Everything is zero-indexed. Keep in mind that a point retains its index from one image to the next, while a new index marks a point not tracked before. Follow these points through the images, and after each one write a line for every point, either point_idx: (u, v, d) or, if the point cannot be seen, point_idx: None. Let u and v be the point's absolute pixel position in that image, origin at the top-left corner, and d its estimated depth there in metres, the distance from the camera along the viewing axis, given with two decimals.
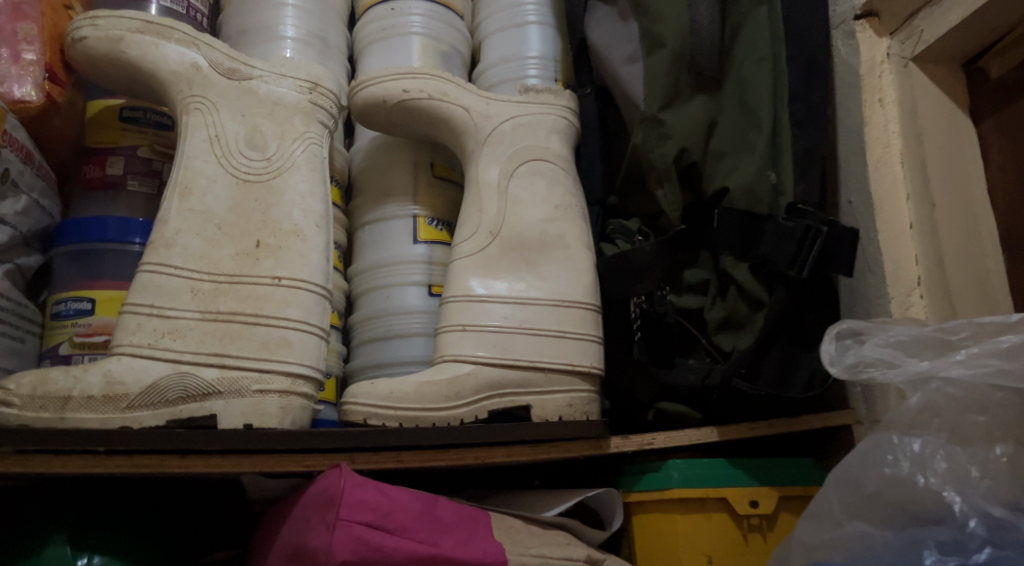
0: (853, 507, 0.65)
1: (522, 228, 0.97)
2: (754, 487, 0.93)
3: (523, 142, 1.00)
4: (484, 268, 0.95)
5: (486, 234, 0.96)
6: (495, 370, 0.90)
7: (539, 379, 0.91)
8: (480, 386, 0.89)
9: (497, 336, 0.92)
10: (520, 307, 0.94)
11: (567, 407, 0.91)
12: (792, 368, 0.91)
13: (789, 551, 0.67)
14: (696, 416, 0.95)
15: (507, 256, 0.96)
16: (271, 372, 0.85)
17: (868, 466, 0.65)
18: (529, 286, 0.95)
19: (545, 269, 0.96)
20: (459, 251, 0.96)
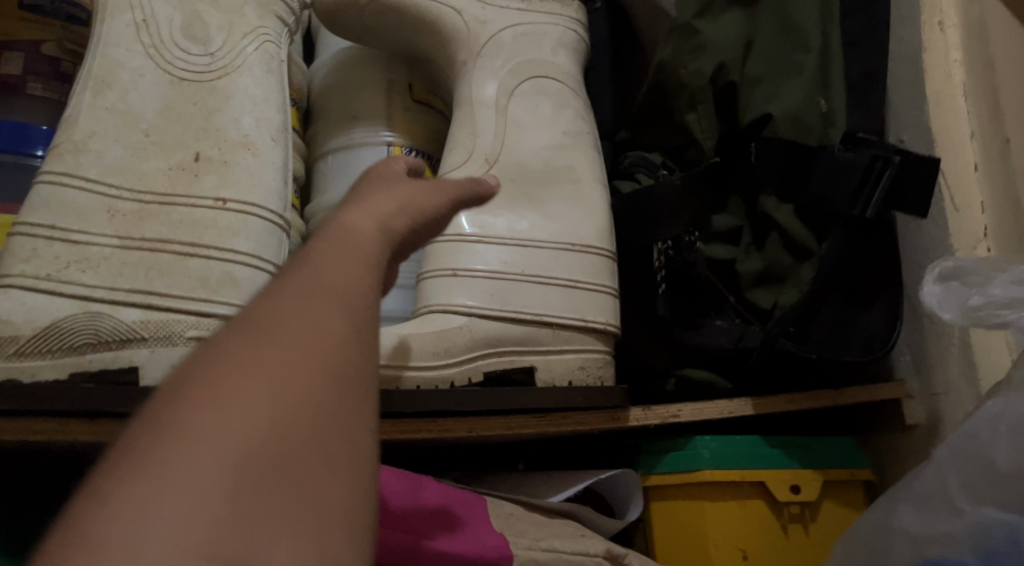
0: (977, 488, 0.50)
1: (525, 156, 0.80)
2: (795, 470, 0.78)
3: (525, 55, 0.83)
4: (480, 201, 0.77)
5: (483, 161, 0.79)
6: (494, 324, 0.73)
7: (546, 337, 0.74)
8: (475, 342, 0.72)
9: (495, 284, 0.74)
10: (523, 249, 0.76)
11: (579, 370, 0.74)
12: (845, 328, 0.77)
13: (892, 546, 0.54)
14: (727, 386, 0.80)
15: (508, 189, 0.78)
16: (210, 315, 0.67)
17: (996, 440, 0.50)
18: (533, 226, 0.77)
19: (552, 206, 0.79)
20: (448, 182, 0.78)
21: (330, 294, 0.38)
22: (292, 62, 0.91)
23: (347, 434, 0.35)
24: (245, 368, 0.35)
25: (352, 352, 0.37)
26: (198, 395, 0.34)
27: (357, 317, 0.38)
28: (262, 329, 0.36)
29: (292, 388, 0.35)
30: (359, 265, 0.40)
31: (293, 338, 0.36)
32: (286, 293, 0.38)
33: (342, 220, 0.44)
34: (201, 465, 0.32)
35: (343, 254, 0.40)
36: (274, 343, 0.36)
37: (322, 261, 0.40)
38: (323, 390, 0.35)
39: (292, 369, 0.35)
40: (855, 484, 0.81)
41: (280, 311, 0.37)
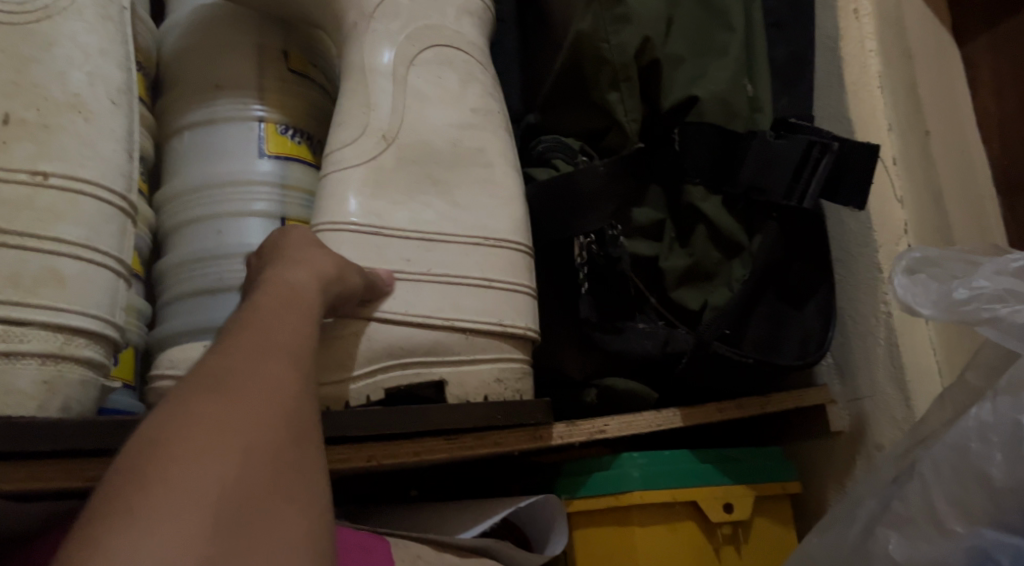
0: (972, 508, 0.44)
1: (428, 137, 0.68)
2: (728, 486, 0.71)
3: (426, 20, 0.72)
4: (375, 184, 0.65)
5: (379, 139, 0.67)
6: (400, 331, 0.61)
7: (459, 345, 0.63)
8: (374, 352, 0.61)
9: (396, 285, 0.62)
10: (429, 244, 0.65)
11: (495, 383, 0.64)
12: (778, 329, 0.71)
13: None
14: (653, 395, 0.73)
15: (409, 173, 0.67)
16: (25, 324, 0.51)
17: (992, 453, 0.44)
18: (439, 215, 0.66)
19: (460, 194, 0.68)
20: (335, 165, 0.66)
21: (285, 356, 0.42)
22: (137, 17, 0.74)
23: (310, 466, 0.40)
24: (220, 414, 0.38)
25: (303, 408, 0.41)
26: (178, 436, 0.36)
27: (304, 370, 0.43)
28: (231, 384, 0.39)
29: (266, 424, 0.38)
30: (300, 330, 0.45)
31: (255, 387, 0.40)
32: (243, 354, 0.41)
33: (275, 285, 0.50)
34: (193, 494, 0.34)
35: (292, 309, 0.47)
36: (240, 393, 0.39)
37: (267, 326, 0.44)
38: (285, 431, 0.39)
39: (260, 422, 0.38)
40: (784, 497, 0.75)
41: (241, 362, 0.41)
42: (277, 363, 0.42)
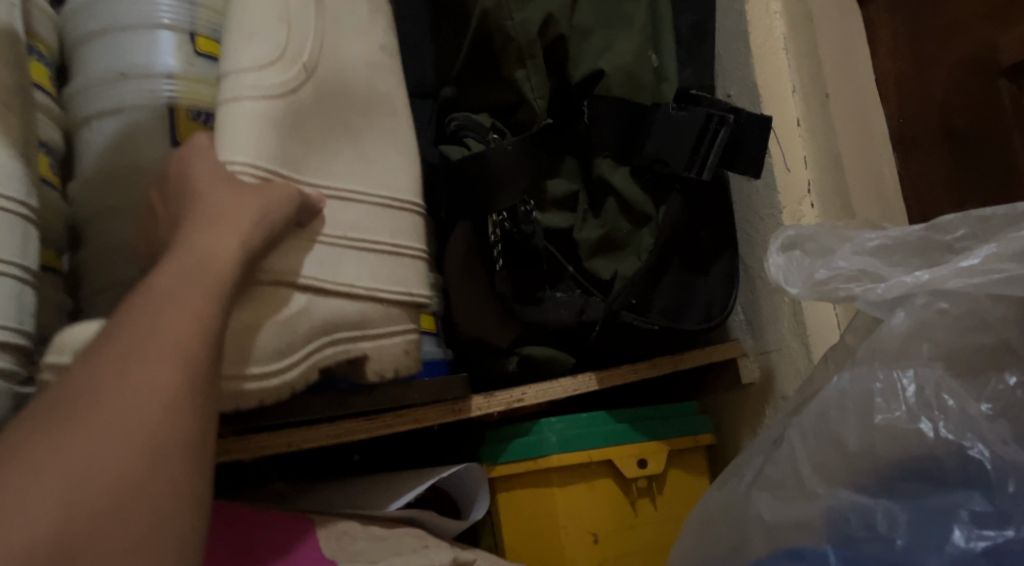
0: (833, 471, 0.48)
1: (338, 90, 0.65)
2: (642, 443, 0.75)
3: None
4: (293, 131, 0.60)
5: (290, 76, 0.60)
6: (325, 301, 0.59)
7: (377, 317, 0.62)
8: (314, 331, 0.58)
9: (316, 249, 0.59)
10: (348, 207, 0.63)
11: (405, 355, 0.65)
12: (686, 294, 0.74)
13: (749, 536, 0.51)
14: (571, 362, 0.77)
15: (324, 127, 0.63)
16: None
17: (843, 413, 0.49)
18: (354, 173, 0.64)
19: (371, 154, 0.66)
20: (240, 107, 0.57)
21: (161, 361, 0.41)
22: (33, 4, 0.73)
23: (168, 472, 0.39)
24: (61, 445, 0.37)
25: (171, 424, 0.39)
26: (15, 469, 0.36)
27: (189, 365, 0.41)
28: (83, 408, 0.38)
29: (114, 451, 0.38)
30: (193, 320, 0.43)
31: (109, 408, 0.39)
32: (109, 368, 0.40)
33: (202, 242, 0.48)
34: (12, 538, 0.34)
35: (197, 284, 0.45)
36: (92, 416, 0.38)
37: (152, 325, 0.42)
38: (138, 455, 0.38)
39: (108, 450, 0.37)
40: (700, 449, 0.79)
41: (103, 374, 0.40)
42: (152, 360, 0.41)
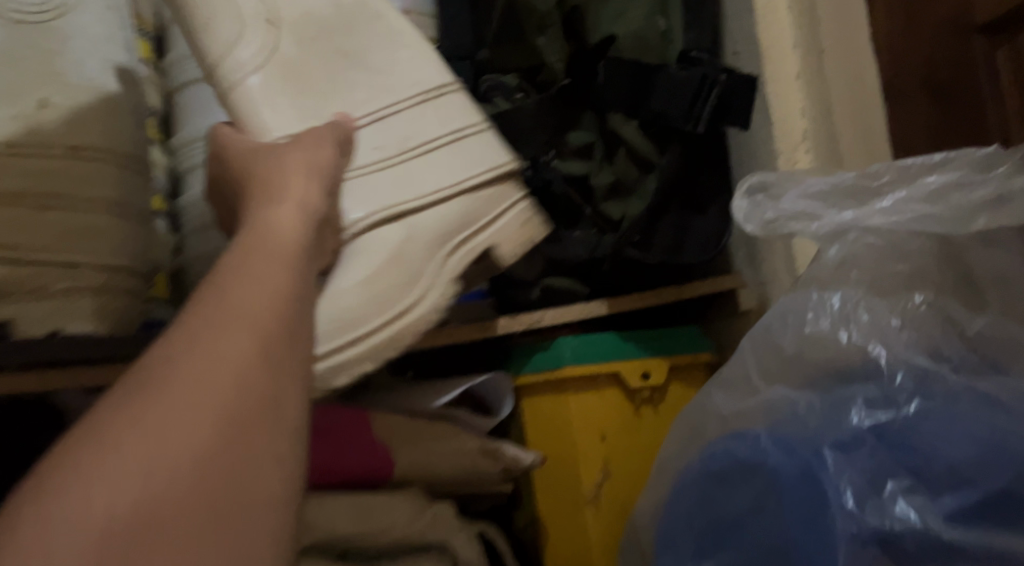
0: (771, 371, 0.60)
1: (314, 26, 0.72)
2: (645, 359, 0.88)
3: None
4: (293, 87, 0.70)
5: (260, 38, 0.68)
6: (390, 231, 0.68)
7: (478, 203, 0.71)
8: (431, 245, 0.69)
9: (387, 173, 0.69)
10: (386, 131, 0.71)
11: (522, 226, 0.73)
12: (684, 231, 0.86)
13: (705, 424, 0.64)
14: (586, 291, 0.89)
15: (319, 64, 0.71)
16: (78, 265, 0.68)
17: (784, 326, 0.60)
18: (373, 96, 0.72)
19: (383, 72, 0.72)
20: (234, 87, 0.68)
21: (234, 341, 0.46)
22: None
23: (255, 440, 0.44)
24: (146, 418, 0.42)
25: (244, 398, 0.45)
26: (106, 437, 0.41)
27: (258, 350, 0.47)
28: (164, 382, 0.44)
29: (195, 424, 0.43)
30: (261, 306, 0.49)
31: (190, 385, 0.44)
32: (185, 347, 0.45)
33: (266, 216, 0.56)
34: (108, 498, 0.39)
35: (259, 268, 0.51)
36: (173, 392, 0.43)
37: (224, 307, 0.48)
38: (215, 429, 0.43)
39: (187, 423, 0.43)
40: (698, 367, 0.92)
41: (179, 352, 0.45)
42: (225, 338, 0.46)
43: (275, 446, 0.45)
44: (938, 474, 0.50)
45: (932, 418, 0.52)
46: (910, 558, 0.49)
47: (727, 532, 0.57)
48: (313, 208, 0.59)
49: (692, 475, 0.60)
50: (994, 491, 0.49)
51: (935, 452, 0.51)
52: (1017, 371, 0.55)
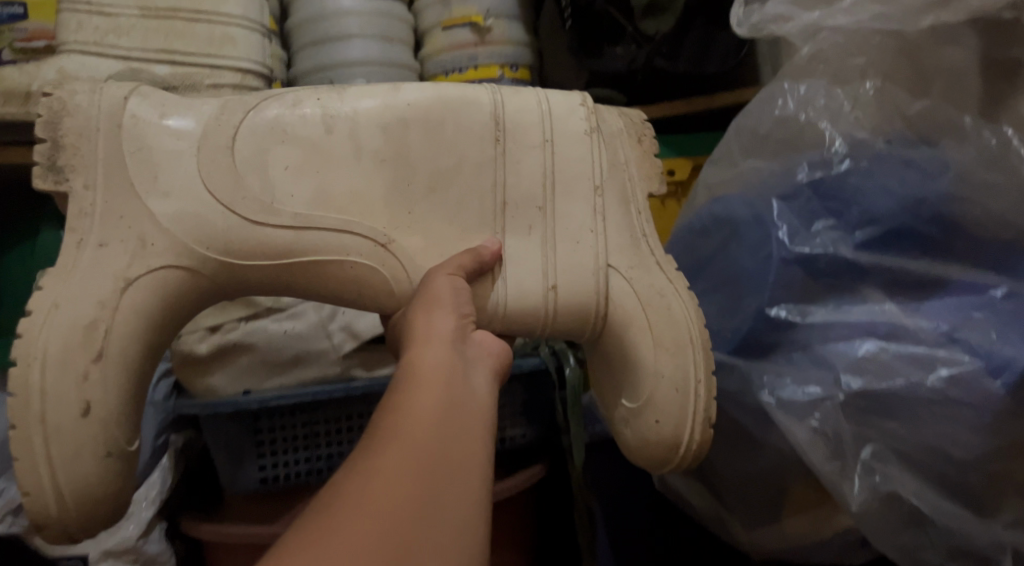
0: (748, 147, 0.75)
1: (357, 196, 0.66)
2: (671, 159, 1.02)
3: (169, 175, 0.63)
4: (393, 221, 0.67)
5: (330, 214, 0.66)
6: (610, 286, 0.68)
7: (621, 180, 0.71)
8: (634, 242, 0.69)
9: (562, 251, 0.68)
10: (503, 205, 0.68)
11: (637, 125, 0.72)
12: (706, 47, 0.98)
13: (697, 194, 0.79)
14: (624, 100, 1.05)
15: (384, 187, 0.67)
16: (220, 68, 0.82)
17: (761, 110, 0.75)
18: (457, 190, 0.68)
19: (442, 158, 0.68)
20: (351, 236, 0.66)
21: (415, 461, 0.47)
22: None
23: (435, 552, 0.44)
24: (331, 546, 0.41)
25: (425, 502, 0.45)
26: (302, 539, 0.42)
27: (426, 471, 0.47)
28: (353, 495, 0.44)
29: (378, 534, 0.43)
30: (436, 423, 0.50)
31: (373, 502, 0.44)
32: (369, 462, 0.47)
33: (428, 287, 0.62)
34: None
35: (421, 385, 0.52)
36: (362, 505, 0.44)
37: (404, 428, 0.49)
38: (398, 541, 0.43)
39: (369, 546, 0.42)
40: None
41: (367, 466, 0.46)
42: (390, 453, 0.47)
43: (444, 547, 0.44)
44: (854, 216, 0.66)
45: (857, 174, 0.67)
46: (824, 276, 0.66)
47: (701, 269, 0.75)
48: (465, 303, 0.62)
49: (679, 233, 0.78)
50: (893, 227, 0.65)
51: (856, 201, 0.66)
52: (945, 143, 0.67)
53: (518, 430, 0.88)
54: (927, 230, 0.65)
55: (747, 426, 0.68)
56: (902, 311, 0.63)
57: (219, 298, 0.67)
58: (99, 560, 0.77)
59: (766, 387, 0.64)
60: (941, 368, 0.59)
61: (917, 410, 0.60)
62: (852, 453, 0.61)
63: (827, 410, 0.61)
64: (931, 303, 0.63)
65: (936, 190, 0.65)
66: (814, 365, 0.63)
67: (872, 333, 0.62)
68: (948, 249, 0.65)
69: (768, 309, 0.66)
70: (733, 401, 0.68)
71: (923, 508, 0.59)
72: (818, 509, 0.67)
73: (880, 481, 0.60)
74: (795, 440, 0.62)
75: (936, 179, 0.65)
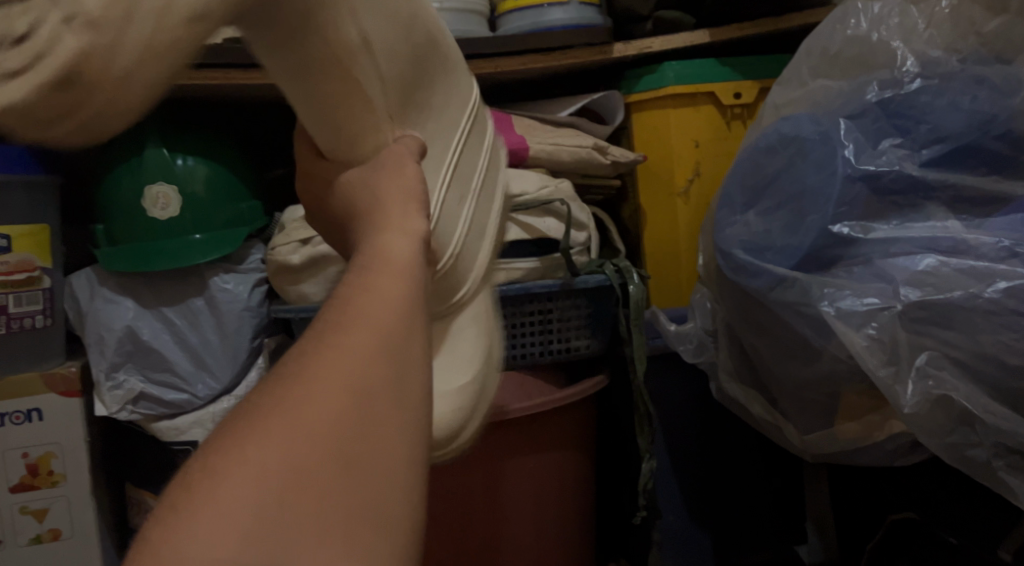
0: (818, 68, 0.76)
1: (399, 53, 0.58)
2: (739, 81, 1.03)
3: None
4: (393, 116, 0.58)
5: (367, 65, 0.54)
6: (480, 289, 0.66)
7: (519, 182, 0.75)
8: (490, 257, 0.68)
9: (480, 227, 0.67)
10: (451, 168, 0.64)
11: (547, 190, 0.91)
12: None
13: (763, 114, 0.80)
14: (693, 23, 1.03)
15: (415, 74, 0.61)
16: None
17: (831, 30, 0.75)
18: (430, 123, 0.63)
19: (434, 97, 0.64)
20: (376, 108, 0.56)
21: (368, 328, 0.42)
22: None
23: (384, 421, 0.40)
24: (277, 408, 0.38)
25: (378, 368, 0.41)
26: (251, 405, 0.39)
27: (383, 341, 0.42)
28: (300, 360, 0.41)
29: (324, 398, 0.39)
30: (392, 294, 0.45)
31: (320, 365, 0.40)
32: (322, 330, 0.42)
33: (397, 172, 0.55)
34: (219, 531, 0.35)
35: (387, 269, 0.46)
36: (309, 368, 0.40)
37: (360, 297, 0.44)
38: (347, 404, 0.39)
39: (317, 406, 0.38)
40: None
41: (320, 333, 0.42)
42: (353, 330, 0.42)
43: (408, 420, 0.41)
44: (922, 134, 0.67)
45: (929, 93, 0.68)
46: (889, 193, 0.68)
47: (763, 187, 0.75)
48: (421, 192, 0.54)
49: (745, 150, 0.78)
50: (962, 144, 0.67)
51: (924, 119, 0.67)
52: (1019, 61, 0.68)
53: (583, 342, 0.92)
54: (995, 147, 0.66)
55: (805, 335, 0.71)
56: (965, 227, 0.65)
57: (281, 56, 0.49)
58: None
59: (825, 299, 0.68)
60: (1000, 281, 0.61)
61: (974, 320, 0.62)
62: (907, 359, 0.64)
63: (884, 319, 0.65)
64: (994, 220, 0.65)
65: (1007, 107, 0.66)
66: (875, 279, 0.66)
67: (933, 248, 0.65)
68: (1017, 165, 0.66)
69: (830, 225, 0.69)
70: (791, 311, 0.71)
71: (973, 409, 0.62)
72: (871, 416, 0.71)
73: (933, 385, 0.63)
74: (853, 347, 0.65)
75: (1009, 96, 0.66)
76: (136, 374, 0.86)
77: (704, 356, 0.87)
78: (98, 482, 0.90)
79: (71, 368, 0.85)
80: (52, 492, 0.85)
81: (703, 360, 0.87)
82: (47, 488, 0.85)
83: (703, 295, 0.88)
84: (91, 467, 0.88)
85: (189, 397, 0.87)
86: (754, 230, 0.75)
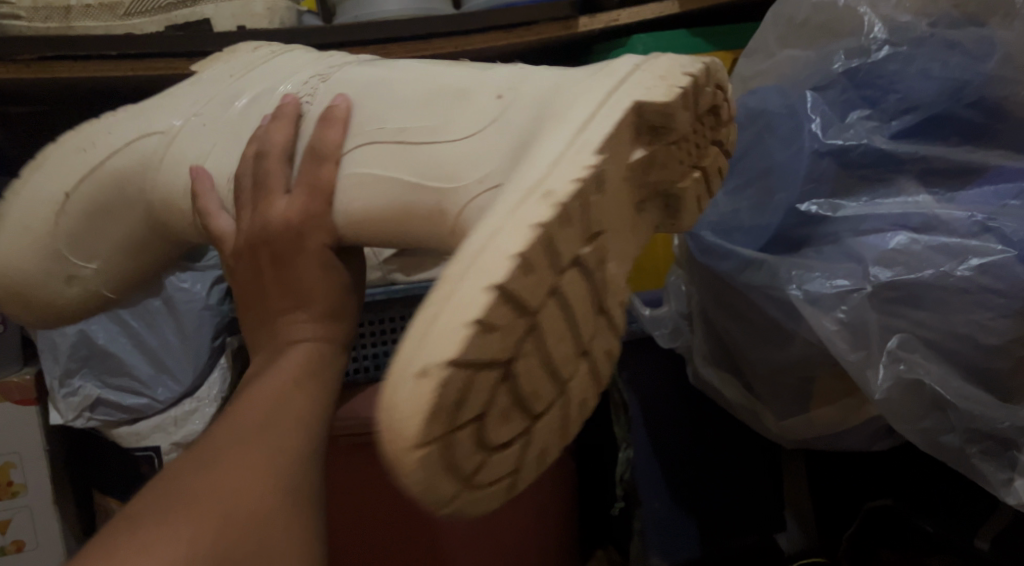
0: (784, 36, 0.71)
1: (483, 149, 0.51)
2: (711, 52, 0.99)
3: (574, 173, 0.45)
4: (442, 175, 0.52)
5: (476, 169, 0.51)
6: (119, 216, 0.65)
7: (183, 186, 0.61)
8: (102, 195, 0.64)
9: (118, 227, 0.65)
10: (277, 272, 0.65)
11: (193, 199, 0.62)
12: None
13: (730, 88, 0.75)
14: None
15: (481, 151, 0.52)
16: None
17: None
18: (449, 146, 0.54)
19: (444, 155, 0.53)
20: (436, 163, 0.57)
21: (297, 424, 0.51)
22: None
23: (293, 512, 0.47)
24: (194, 497, 0.45)
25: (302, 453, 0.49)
26: (182, 468, 0.47)
27: (299, 455, 0.49)
28: (224, 455, 0.47)
29: (248, 491, 0.46)
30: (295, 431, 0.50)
31: (241, 460, 0.47)
32: (234, 446, 0.48)
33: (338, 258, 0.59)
34: None
35: (296, 396, 0.52)
36: (226, 466, 0.46)
37: (269, 427, 0.49)
38: (262, 497, 0.46)
39: (244, 485, 0.46)
40: None
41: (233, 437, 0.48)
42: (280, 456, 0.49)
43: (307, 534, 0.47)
44: (891, 105, 0.64)
45: (897, 61, 0.64)
46: (857, 167, 0.65)
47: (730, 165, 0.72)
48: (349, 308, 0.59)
49: None
50: (933, 114, 0.64)
51: (893, 88, 0.64)
52: (993, 23, 0.63)
53: None
54: (968, 115, 0.64)
55: (777, 319, 0.69)
56: (938, 201, 0.61)
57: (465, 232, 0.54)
58: (170, 452, 0.84)
59: (793, 281, 0.65)
60: (971, 258, 0.58)
61: (945, 299, 0.60)
62: (878, 342, 0.62)
63: (855, 302, 0.62)
64: (967, 192, 0.61)
65: (981, 73, 0.62)
66: (845, 258, 0.63)
67: (904, 225, 0.61)
68: (991, 135, 0.63)
69: (799, 204, 0.66)
70: (761, 295, 0.68)
71: (945, 393, 0.60)
72: (845, 400, 0.68)
73: (905, 369, 0.61)
74: (822, 332, 0.63)
75: (980, 62, 0.62)
76: (92, 381, 0.83)
77: (681, 340, 0.84)
78: (63, 492, 0.88)
79: (23, 377, 0.82)
80: (13, 503, 0.83)
81: (679, 344, 0.84)
82: (9, 500, 0.83)
83: (678, 276, 0.84)
84: (52, 477, 0.85)
85: (150, 401, 0.84)
86: (722, 211, 0.72)
